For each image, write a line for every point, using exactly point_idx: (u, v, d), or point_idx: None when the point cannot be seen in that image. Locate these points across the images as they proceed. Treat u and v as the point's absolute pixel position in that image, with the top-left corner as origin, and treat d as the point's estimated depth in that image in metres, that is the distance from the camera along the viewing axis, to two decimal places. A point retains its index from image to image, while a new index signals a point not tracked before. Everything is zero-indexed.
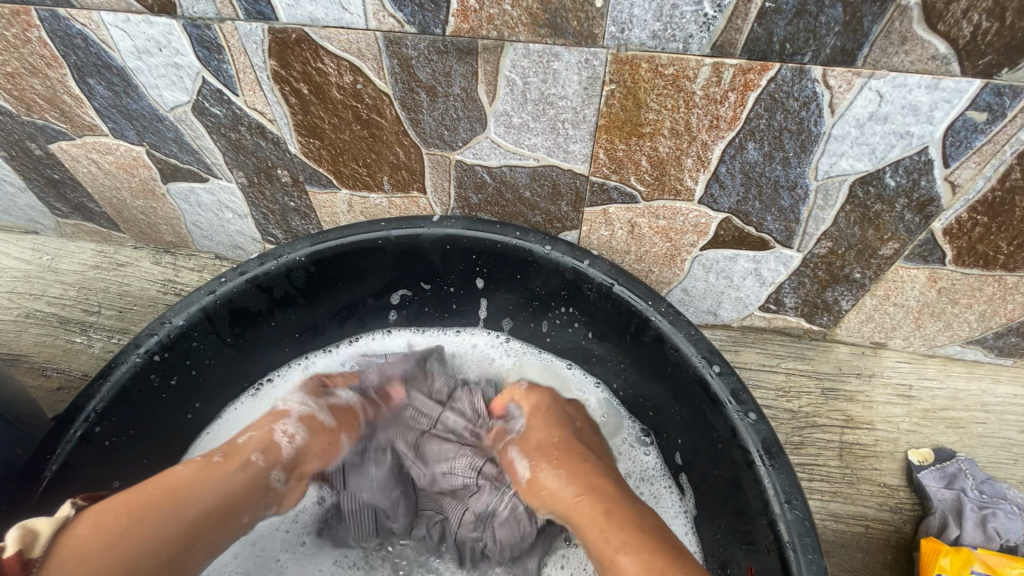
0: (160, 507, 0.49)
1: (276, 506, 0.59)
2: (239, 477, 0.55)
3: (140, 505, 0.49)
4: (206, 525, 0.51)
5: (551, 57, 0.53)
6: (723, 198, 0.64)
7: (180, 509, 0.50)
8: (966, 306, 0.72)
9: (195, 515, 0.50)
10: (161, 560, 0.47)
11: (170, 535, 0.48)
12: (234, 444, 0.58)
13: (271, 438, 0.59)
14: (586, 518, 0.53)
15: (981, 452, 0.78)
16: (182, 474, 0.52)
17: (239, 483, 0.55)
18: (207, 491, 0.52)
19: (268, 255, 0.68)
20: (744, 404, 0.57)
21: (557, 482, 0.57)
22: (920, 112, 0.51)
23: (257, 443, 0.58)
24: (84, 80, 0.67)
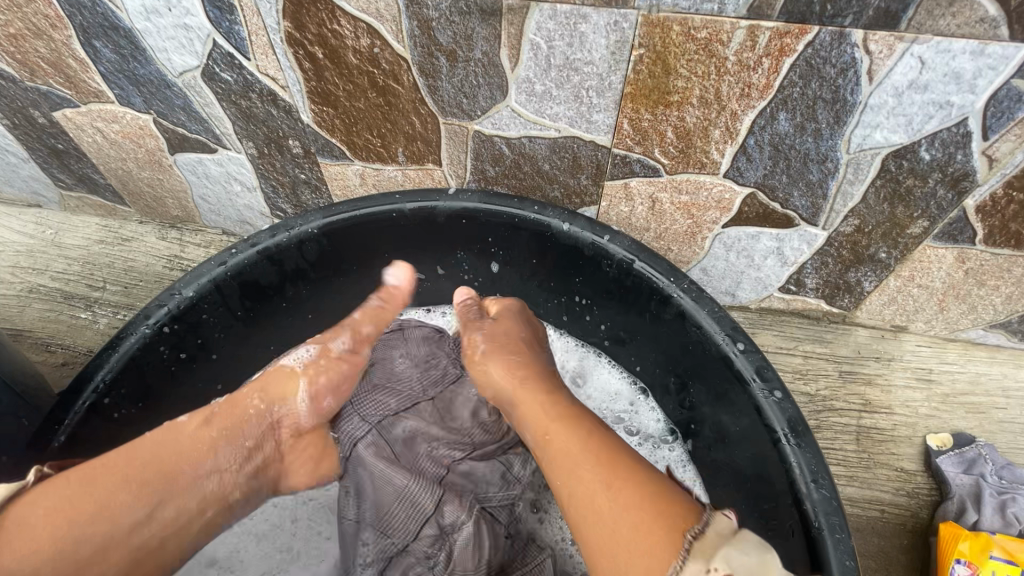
0: (123, 476, 0.50)
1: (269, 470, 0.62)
2: (214, 441, 0.56)
3: (102, 472, 0.49)
4: (173, 490, 0.52)
5: (579, 19, 0.51)
6: (750, 171, 0.62)
7: (152, 479, 0.51)
8: (992, 288, 0.70)
9: (164, 483, 0.52)
10: (119, 533, 0.48)
11: (133, 510, 0.49)
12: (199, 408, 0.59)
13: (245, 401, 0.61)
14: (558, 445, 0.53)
15: (1001, 437, 0.77)
16: (153, 441, 0.54)
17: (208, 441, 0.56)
18: (171, 456, 0.53)
19: (279, 226, 0.66)
20: (769, 381, 0.56)
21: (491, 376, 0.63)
22: (962, 80, 0.49)
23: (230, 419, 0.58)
24: (90, 42, 0.64)
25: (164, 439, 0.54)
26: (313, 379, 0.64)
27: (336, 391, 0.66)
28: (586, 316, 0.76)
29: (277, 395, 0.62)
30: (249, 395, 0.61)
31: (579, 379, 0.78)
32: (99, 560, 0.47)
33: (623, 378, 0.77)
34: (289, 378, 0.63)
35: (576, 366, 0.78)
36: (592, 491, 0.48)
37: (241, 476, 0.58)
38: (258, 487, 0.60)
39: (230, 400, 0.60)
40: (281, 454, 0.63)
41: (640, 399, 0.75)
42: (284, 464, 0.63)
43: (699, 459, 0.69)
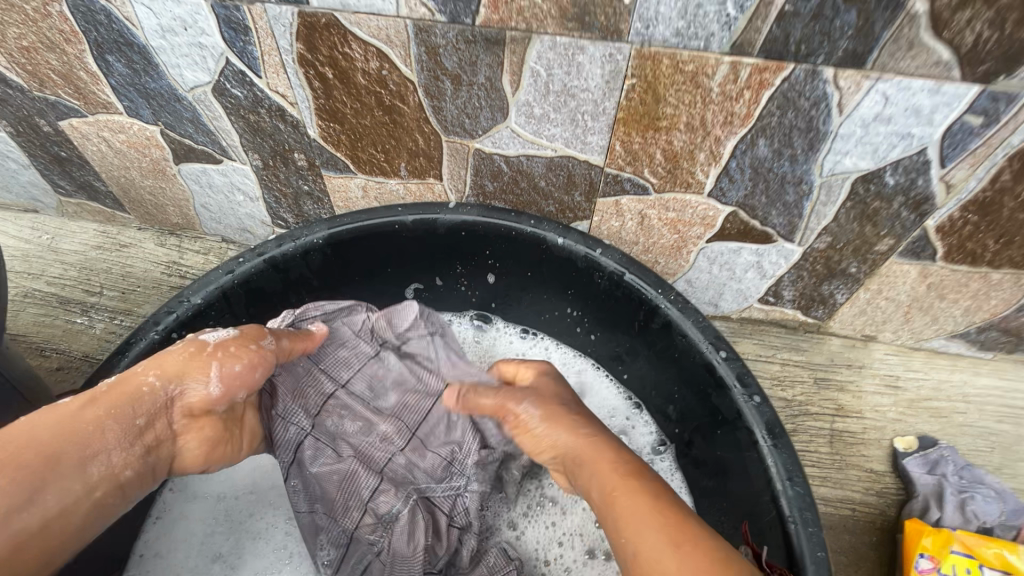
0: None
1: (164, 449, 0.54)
2: (94, 418, 0.49)
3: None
4: (51, 474, 0.45)
5: (577, 50, 0.55)
6: (732, 192, 0.67)
7: (28, 464, 0.45)
8: (952, 301, 0.76)
9: (41, 467, 0.45)
10: None
11: (1, 496, 0.43)
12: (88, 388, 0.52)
13: (138, 377, 0.53)
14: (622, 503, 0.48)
15: (962, 439, 0.83)
16: (24, 429, 0.47)
17: (90, 421, 0.49)
18: (47, 440, 0.46)
19: (286, 236, 0.69)
20: (749, 386, 0.60)
21: (556, 436, 0.56)
22: (921, 114, 0.54)
23: (122, 394, 0.51)
24: (103, 57, 0.67)
25: (42, 420, 0.47)
26: (215, 347, 0.56)
27: (232, 372, 0.56)
28: (579, 328, 0.80)
29: (173, 369, 0.54)
30: (144, 371, 0.53)
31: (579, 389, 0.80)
32: None
33: (620, 394, 0.80)
34: (188, 362, 0.54)
35: (577, 377, 0.81)
36: (659, 556, 0.43)
37: (133, 457, 0.51)
38: (159, 466, 0.54)
39: (121, 377, 0.53)
40: (182, 429, 0.55)
41: (636, 414, 0.78)
42: (177, 445, 0.55)
43: (686, 466, 0.73)
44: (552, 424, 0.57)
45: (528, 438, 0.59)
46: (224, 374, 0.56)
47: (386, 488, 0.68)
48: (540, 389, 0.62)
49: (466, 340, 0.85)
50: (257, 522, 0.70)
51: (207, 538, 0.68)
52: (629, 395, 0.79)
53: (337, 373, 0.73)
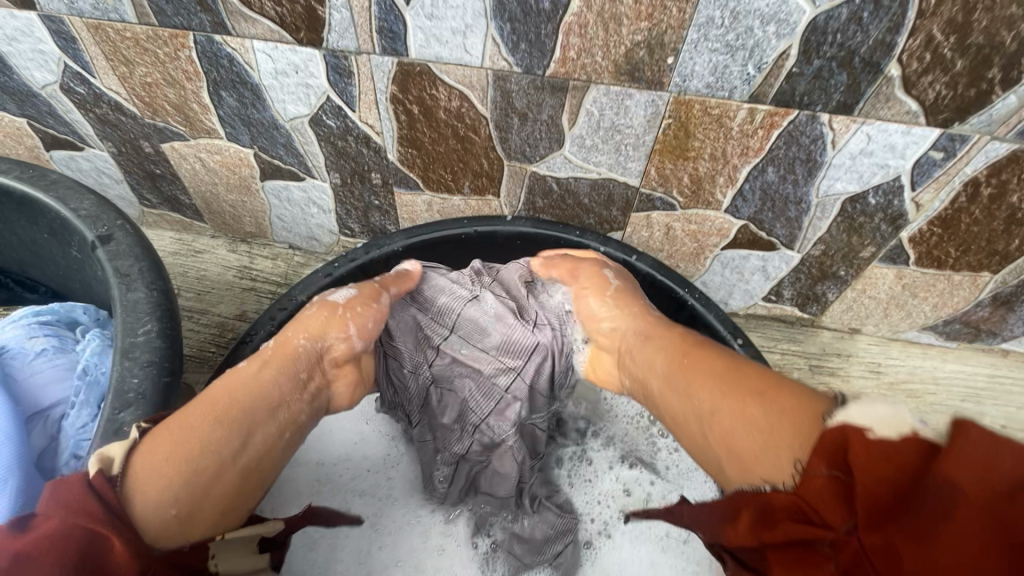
0: (209, 415, 0.52)
1: (323, 396, 0.64)
2: (272, 375, 0.59)
3: (194, 416, 0.52)
4: (255, 419, 0.55)
5: (626, 96, 0.69)
6: (744, 208, 0.81)
7: (234, 411, 0.54)
8: (923, 298, 0.91)
9: (245, 412, 0.54)
10: (223, 456, 0.51)
11: (224, 436, 0.52)
12: (256, 353, 0.62)
13: (289, 340, 0.63)
14: (685, 368, 0.59)
15: (932, 415, 0.98)
16: (223, 386, 0.56)
17: (268, 377, 0.58)
18: (247, 393, 0.56)
19: (372, 245, 0.82)
20: (762, 366, 0.74)
21: (615, 314, 0.71)
22: (896, 150, 0.69)
23: (283, 353, 0.61)
24: (217, 92, 0.78)
25: (232, 381, 0.57)
26: (346, 309, 0.68)
27: (364, 328, 0.69)
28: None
29: (319, 330, 0.65)
30: (294, 334, 0.63)
31: None
32: (213, 483, 0.50)
33: None
34: (329, 323, 0.66)
35: None
36: (714, 407, 0.53)
37: (304, 401, 0.60)
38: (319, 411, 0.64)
39: (280, 342, 0.63)
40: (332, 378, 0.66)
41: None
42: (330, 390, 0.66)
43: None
44: (623, 303, 0.72)
45: (594, 314, 0.73)
46: (356, 332, 0.67)
47: (493, 430, 0.80)
48: (615, 278, 0.75)
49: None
50: (363, 480, 0.85)
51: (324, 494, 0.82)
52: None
53: (443, 318, 0.80)
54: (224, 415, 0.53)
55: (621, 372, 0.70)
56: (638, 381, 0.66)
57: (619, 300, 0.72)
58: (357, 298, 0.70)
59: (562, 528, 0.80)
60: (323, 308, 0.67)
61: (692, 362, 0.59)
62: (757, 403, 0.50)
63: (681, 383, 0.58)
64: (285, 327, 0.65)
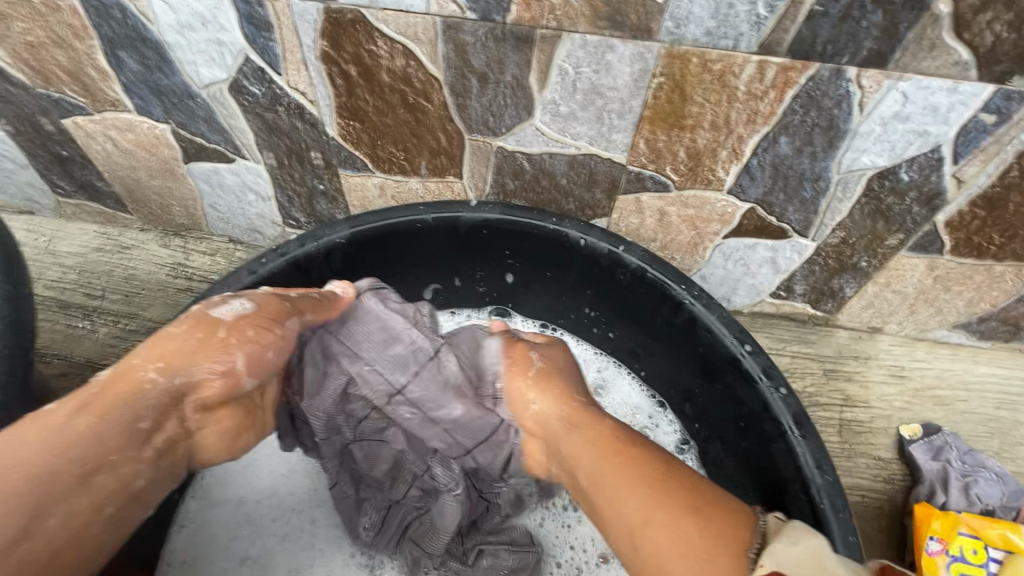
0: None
1: (172, 448, 0.53)
2: (93, 425, 0.47)
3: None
4: (56, 492, 0.44)
5: (607, 49, 0.56)
6: (751, 188, 0.68)
7: (13, 483, 0.43)
8: (956, 293, 0.79)
9: (33, 483, 0.43)
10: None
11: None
12: (86, 386, 0.50)
13: (138, 372, 0.51)
14: (614, 469, 0.54)
15: (964, 426, 0.86)
16: (23, 435, 0.45)
17: (84, 430, 0.46)
18: (48, 456, 0.45)
19: (308, 236, 0.68)
20: (774, 379, 0.61)
21: (541, 401, 0.61)
22: (938, 113, 0.56)
23: (122, 395, 0.49)
24: (114, 53, 0.65)
25: (34, 432, 0.45)
26: (220, 335, 0.55)
27: (257, 358, 0.57)
28: (597, 327, 0.81)
29: (178, 363, 0.52)
30: (144, 366, 0.51)
31: (601, 388, 0.82)
32: None
33: (642, 392, 0.80)
34: (198, 349, 0.53)
35: (598, 377, 0.82)
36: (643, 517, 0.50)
37: (143, 463, 0.50)
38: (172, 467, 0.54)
39: (123, 371, 0.51)
40: (193, 424, 0.54)
41: (659, 412, 0.79)
42: (192, 439, 0.55)
43: (710, 463, 0.74)
44: (550, 388, 0.62)
45: (522, 397, 0.62)
46: (224, 368, 0.54)
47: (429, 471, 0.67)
48: (550, 356, 0.66)
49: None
50: (284, 523, 0.72)
51: (236, 540, 0.70)
52: (652, 392, 0.80)
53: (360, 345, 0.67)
54: (3, 488, 0.42)
55: (551, 461, 0.62)
56: (567, 470, 0.59)
57: (544, 380, 0.63)
58: (261, 306, 0.59)
59: (516, 566, 0.67)
60: (202, 323, 0.55)
61: (625, 458, 0.54)
62: (715, 517, 0.49)
63: (605, 487, 0.54)
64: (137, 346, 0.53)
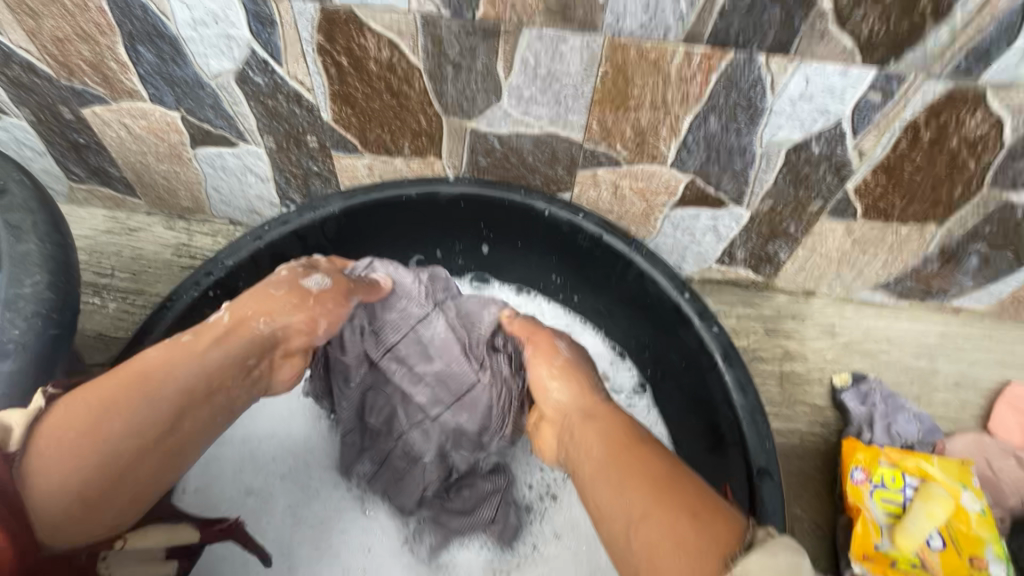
0: (132, 389, 0.53)
1: (265, 380, 0.64)
2: (215, 355, 0.58)
3: (120, 394, 0.52)
4: (189, 402, 0.56)
5: (560, 40, 0.67)
6: (690, 162, 0.80)
7: (158, 393, 0.53)
8: (873, 255, 0.91)
9: (172, 395, 0.54)
10: (148, 443, 0.53)
11: (149, 422, 0.52)
12: (206, 324, 0.60)
13: (247, 321, 0.62)
14: (625, 466, 0.58)
15: (887, 375, 0.97)
16: (158, 357, 0.55)
17: (209, 360, 0.57)
18: (184, 374, 0.55)
19: (305, 207, 0.77)
20: (708, 320, 0.72)
21: (562, 392, 0.70)
22: (834, 93, 0.68)
23: (233, 337, 0.60)
24: (134, 47, 0.74)
25: (168, 356, 0.56)
26: (306, 293, 0.66)
27: (331, 325, 0.68)
28: (563, 291, 0.91)
29: (281, 313, 0.64)
30: (252, 316, 0.62)
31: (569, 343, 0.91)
32: (134, 469, 0.52)
33: (607, 345, 0.90)
34: (294, 309, 0.65)
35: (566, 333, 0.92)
36: (645, 516, 0.53)
37: (245, 390, 0.62)
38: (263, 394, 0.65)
39: (236, 317, 0.62)
40: (280, 366, 0.65)
41: (620, 361, 0.89)
42: (274, 377, 0.65)
43: (663, 404, 0.84)
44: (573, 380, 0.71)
45: (543, 383, 0.72)
46: (311, 320, 0.66)
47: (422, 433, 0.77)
48: (578, 353, 0.75)
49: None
50: (282, 461, 0.82)
51: (242, 476, 0.80)
52: (614, 345, 0.90)
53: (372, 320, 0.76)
54: (153, 394, 0.53)
55: (560, 449, 0.69)
56: (574, 466, 0.65)
57: (568, 371, 0.71)
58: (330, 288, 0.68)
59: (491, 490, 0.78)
60: (295, 291, 0.66)
61: (637, 453, 0.60)
62: (709, 520, 0.51)
63: (617, 480, 0.58)
64: (243, 299, 0.63)
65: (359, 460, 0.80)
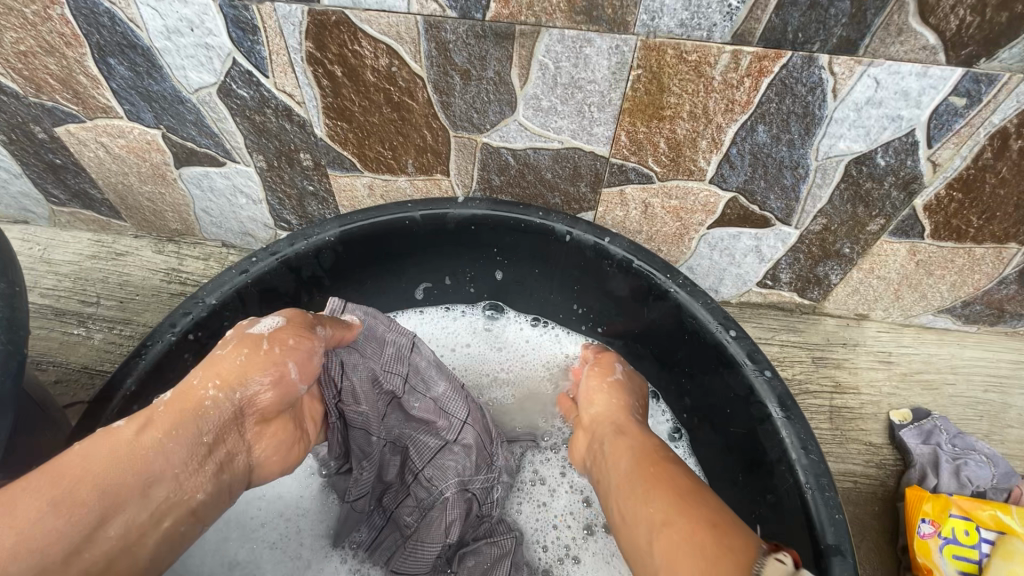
0: (43, 494, 0.41)
1: (234, 463, 0.52)
2: (156, 441, 0.47)
3: (20, 500, 0.40)
4: (118, 503, 0.44)
5: (584, 43, 0.57)
6: (732, 177, 0.70)
7: (73, 495, 0.42)
8: (939, 277, 0.80)
9: (94, 496, 0.43)
10: (54, 560, 0.40)
11: (59, 531, 0.40)
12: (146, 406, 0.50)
13: (194, 390, 0.50)
14: (648, 479, 0.53)
15: (952, 409, 0.86)
16: (79, 453, 0.44)
17: (146, 446, 0.46)
18: (113, 468, 0.44)
19: (297, 235, 0.69)
20: (759, 362, 0.62)
21: (603, 401, 0.66)
22: (910, 97, 0.57)
23: (180, 411, 0.49)
24: (105, 60, 0.66)
25: (93, 450, 0.45)
26: (265, 349, 0.54)
27: (304, 366, 0.56)
28: (588, 321, 0.82)
29: (234, 377, 0.52)
30: (201, 384, 0.51)
31: None
32: None
33: None
34: (247, 366, 0.52)
35: None
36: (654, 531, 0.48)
37: (206, 478, 0.49)
38: (232, 482, 0.52)
39: (181, 391, 0.51)
40: (251, 441, 0.54)
41: (652, 402, 0.79)
42: (247, 456, 0.54)
43: (704, 450, 0.74)
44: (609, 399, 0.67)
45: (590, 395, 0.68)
46: (274, 380, 0.54)
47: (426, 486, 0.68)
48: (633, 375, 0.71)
49: (481, 334, 0.86)
50: (271, 527, 0.73)
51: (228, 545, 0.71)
52: (645, 382, 0.80)
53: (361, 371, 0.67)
54: (67, 498, 0.42)
55: (588, 459, 0.64)
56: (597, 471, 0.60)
57: (619, 387, 0.68)
58: (284, 328, 0.56)
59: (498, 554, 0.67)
60: (246, 341, 0.54)
61: (655, 472, 0.53)
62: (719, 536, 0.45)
63: (632, 494, 0.53)
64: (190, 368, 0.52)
65: (356, 526, 0.72)
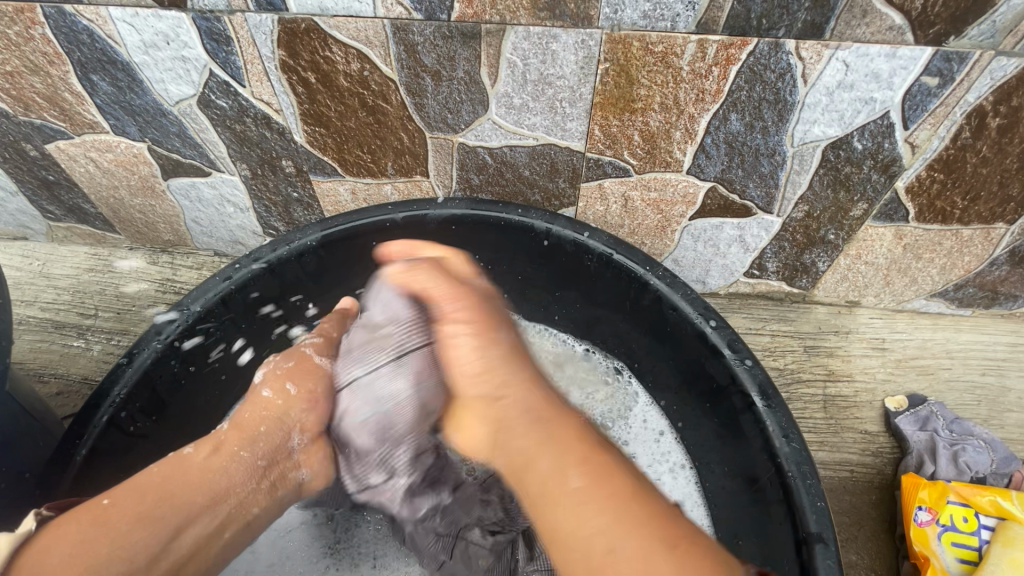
0: (141, 511, 0.50)
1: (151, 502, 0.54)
2: (223, 463, 0.56)
3: (111, 512, 0.49)
4: (189, 517, 0.52)
5: (550, 39, 0.57)
6: (710, 167, 0.70)
7: (156, 509, 0.50)
8: (928, 261, 0.79)
9: (173, 509, 0.51)
10: (140, 558, 0.48)
11: (142, 536, 0.49)
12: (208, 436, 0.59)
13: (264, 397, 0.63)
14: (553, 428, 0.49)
15: (949, 395, 0.85)
16: (159, 473, 0.53)
17: (213, 467, 0.55)
18: (193, 487, 0.53)
19: (280, 241, 0.70)
20: (739, 351, 0.62)
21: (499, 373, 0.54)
22: (880, 79, 0.57)
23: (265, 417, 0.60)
24: (88, 76, 0.68)
25: (171, 471, 0.54)
26: (293, 393, 0.63)
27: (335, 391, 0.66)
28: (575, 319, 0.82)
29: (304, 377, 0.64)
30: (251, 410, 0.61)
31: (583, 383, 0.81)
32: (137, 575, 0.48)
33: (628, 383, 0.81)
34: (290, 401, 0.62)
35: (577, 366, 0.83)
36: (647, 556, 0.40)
37: (262, 493, 0.58)
38: (285, 497, 0.61)
39: (238, 422, 0.60)
40: (302, 462, 0.62)
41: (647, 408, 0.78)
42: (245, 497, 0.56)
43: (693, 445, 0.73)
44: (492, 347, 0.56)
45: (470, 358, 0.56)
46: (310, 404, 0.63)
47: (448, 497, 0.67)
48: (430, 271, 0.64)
49: None
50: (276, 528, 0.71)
51: (265, 547, 0.70)
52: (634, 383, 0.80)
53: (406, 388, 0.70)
54: (152, 511, 0.50)
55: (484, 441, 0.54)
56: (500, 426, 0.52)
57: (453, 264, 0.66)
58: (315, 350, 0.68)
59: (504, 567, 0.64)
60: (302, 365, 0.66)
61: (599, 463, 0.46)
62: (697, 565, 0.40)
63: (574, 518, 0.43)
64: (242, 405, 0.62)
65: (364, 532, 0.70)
